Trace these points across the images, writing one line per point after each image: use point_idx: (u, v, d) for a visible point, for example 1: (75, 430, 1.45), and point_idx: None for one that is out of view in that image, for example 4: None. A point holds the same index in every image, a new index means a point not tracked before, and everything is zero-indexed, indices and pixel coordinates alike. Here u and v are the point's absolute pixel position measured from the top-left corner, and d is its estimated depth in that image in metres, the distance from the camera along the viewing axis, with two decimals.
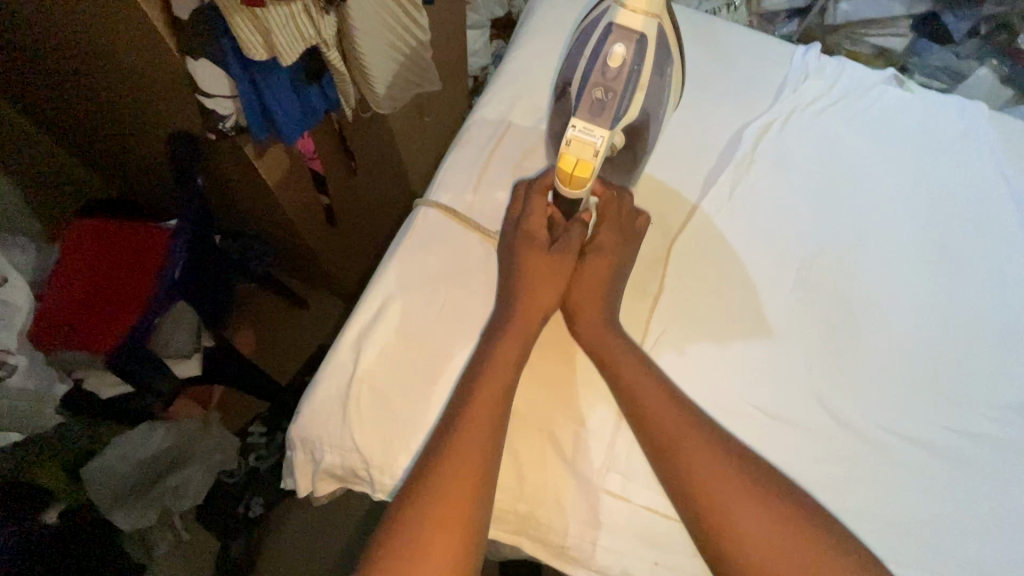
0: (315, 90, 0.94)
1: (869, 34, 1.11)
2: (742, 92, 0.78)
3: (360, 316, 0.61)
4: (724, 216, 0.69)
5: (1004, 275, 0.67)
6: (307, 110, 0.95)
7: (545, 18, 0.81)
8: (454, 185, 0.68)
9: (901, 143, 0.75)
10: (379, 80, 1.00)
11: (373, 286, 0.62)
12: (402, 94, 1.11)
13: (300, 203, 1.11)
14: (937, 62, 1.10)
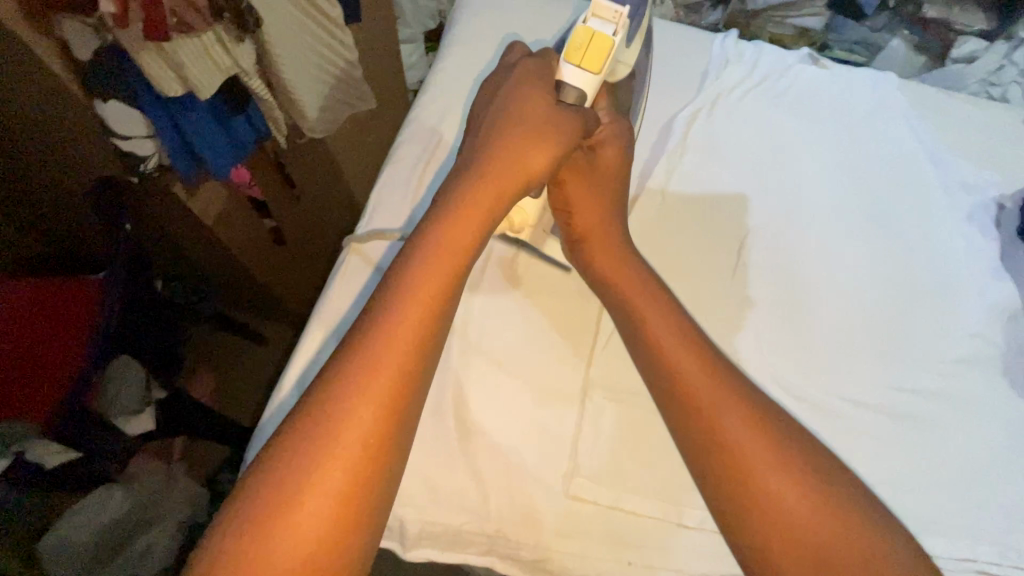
0: (242, 120, 0.90)
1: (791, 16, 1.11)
2: (670, 84, 0.79)
3: (304, 350, 0.59)
4: (666, 207, 0.70)
5: (930, 233, 0.70)
6: (236, 143, 0.91)
7: (468, 27, 0.81)
8: (390, 205, 0.67)
9: (822, 117, 0.78)
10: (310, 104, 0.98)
11: (315, 318, 0.61)
12: (336, 116, 1.10)
13: (241, 236, 1.09)
14: (853, 37, 1.14)
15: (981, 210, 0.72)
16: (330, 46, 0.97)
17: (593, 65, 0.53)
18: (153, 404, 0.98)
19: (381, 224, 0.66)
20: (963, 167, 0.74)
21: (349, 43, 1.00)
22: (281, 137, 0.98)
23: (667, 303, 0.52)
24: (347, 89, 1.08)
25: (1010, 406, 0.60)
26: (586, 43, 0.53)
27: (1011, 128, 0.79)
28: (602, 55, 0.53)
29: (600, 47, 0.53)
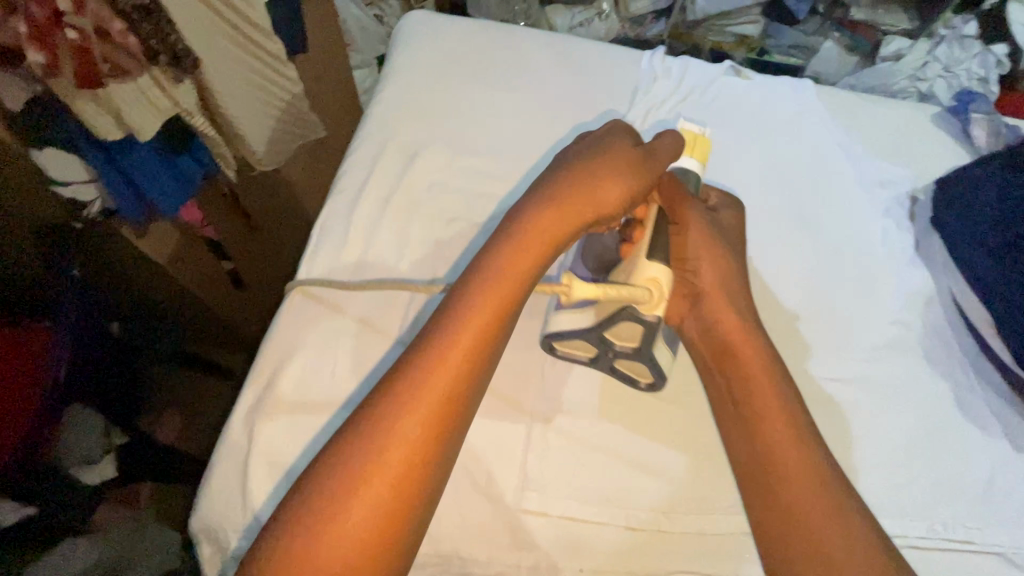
0: (187, 157, 0.89)
1: (729, 26, 1.30)
2: (602, 98, 0.82)
3: (249, 390, 0.59)
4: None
5: (850, 228, 0.75)
6: (182, 177, 0.89)
7: (405, 57, 0.83)
8: (334, 236, 0.68)
9: (748, 125, 0.82)
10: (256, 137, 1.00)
11: (259, 358, 0.60)
12: (287, 149, 1.11)
13: (198, 273, 1.08)
14: (789, 41, 1.32)
15: (895, 204, 0.77)
16: (273, 79, 0.98)
17: (700, 152, 0.66)
18: (113, 450, 0.96)
19: (326, 256, 0.67)
20: (877, 164, 0.80)
21: (294, 76, 1.02)
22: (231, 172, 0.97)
23: (730, 338, 0.56)
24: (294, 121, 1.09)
25: (930, 386, 0.65)
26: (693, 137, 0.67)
27: (920, 125, 0.85)
28: (705, 150, 0.67)
29: (703, 145, 0.67)
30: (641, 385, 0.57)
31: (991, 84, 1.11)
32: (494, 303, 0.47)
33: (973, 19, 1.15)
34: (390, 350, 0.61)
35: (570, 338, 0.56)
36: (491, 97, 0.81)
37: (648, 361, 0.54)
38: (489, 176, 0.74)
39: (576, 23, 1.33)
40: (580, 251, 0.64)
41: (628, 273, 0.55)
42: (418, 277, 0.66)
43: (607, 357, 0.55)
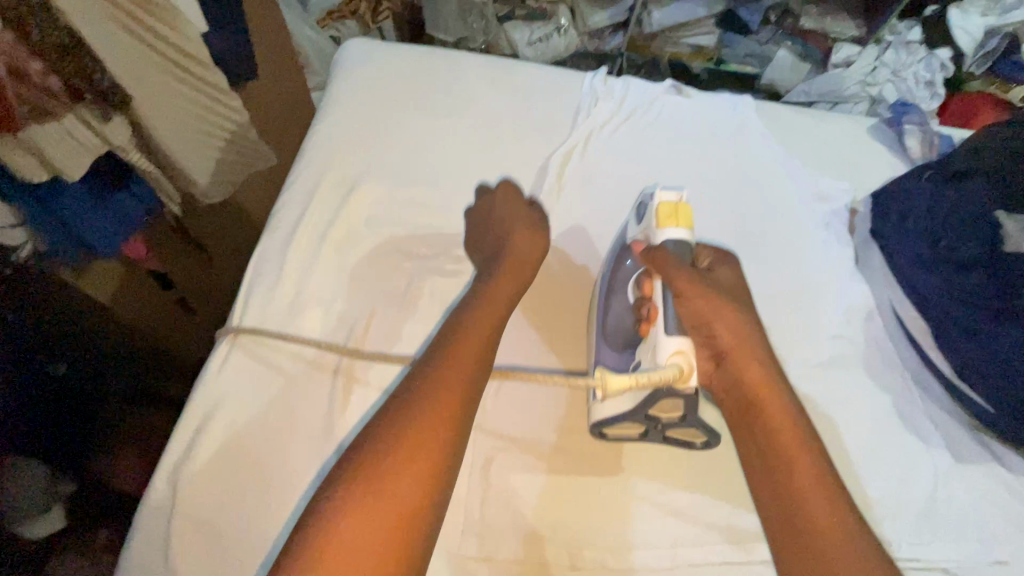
0: (125, 196, 0.84)
1: (684, 37, 1.32)
2: (545, 124, 0.82)
3: (174, 448, 0.56)
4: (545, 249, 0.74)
5: (793, 244, 0.76)
6: (121, 219, 0.84)
7: (343, 87, 0.82)
8: (267, 276, 0.66)
9: (690, 144, 0.83)
10: (199, 169, 0.95)
11: (184, 414, 0.57)
12: (235, 177, 1.04)
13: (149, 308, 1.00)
14: (744, 50, 1.33)
15: (835, 217, 0.78)
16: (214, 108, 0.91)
17: (684, 224, 0.61)
18: (62, 498, 0.88)
19: (258, 298, 0.64)
20: (817, 179, 0.80)
21: (235, 104, 0.94)
22: (173, 207, 0.92)
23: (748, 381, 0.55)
24: (241, 149, 1.02)
25: (876, 400, 0.65)
26: (670, 209, 0.61)
27: (858, 137, 0.86)
28: (688, 218, 0.61)
29: (686, 213, 0.61)
30: (695, 443, 0.59)
31: (937, 87, 1.17)
32: (466, 379, 0.46)
33: (917, 26, 1.23)
34: (323, 397, 0.60)
35: (619, 424, 0.58)
36: (432, 125, 0.80)
37: (697, 425, 0.56)
38: (429, 208, 0.73)
39: (534, 39, 1.30)
40: (603, 331, 0.65)
41: (654, 354, 0.55)
42: (354, 317, 0.64)
43: (657, 430, 0.58)
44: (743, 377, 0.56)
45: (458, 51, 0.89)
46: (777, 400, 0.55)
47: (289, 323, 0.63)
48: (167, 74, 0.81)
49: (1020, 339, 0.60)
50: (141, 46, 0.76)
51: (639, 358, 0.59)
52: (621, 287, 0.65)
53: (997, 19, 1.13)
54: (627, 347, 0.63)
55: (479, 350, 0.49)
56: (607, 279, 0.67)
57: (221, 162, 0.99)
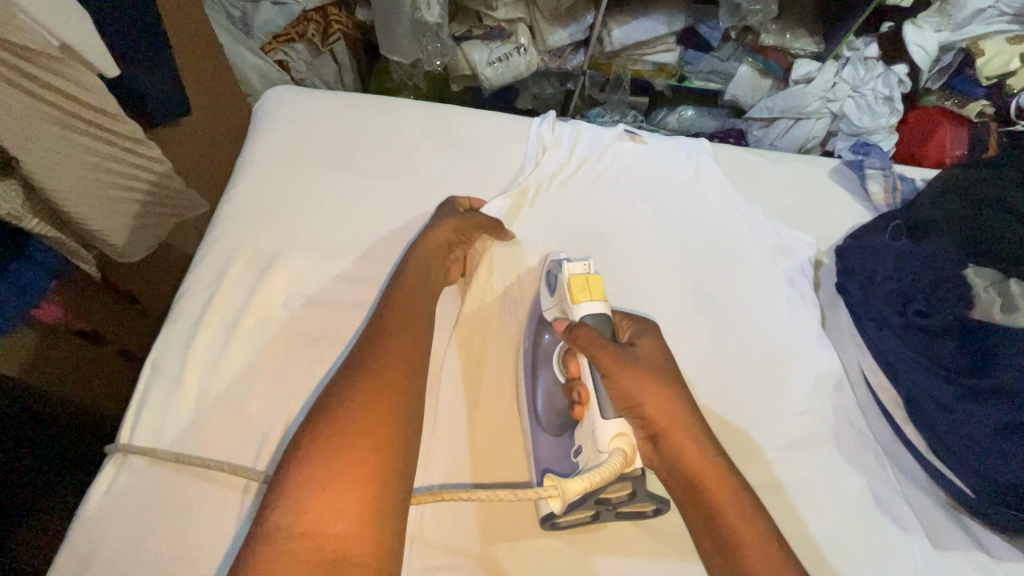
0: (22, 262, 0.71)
1: (645, 55, 1.24)
2: (487, 179, 0.76)
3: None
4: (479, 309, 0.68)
5: (755, 306, 0.71)
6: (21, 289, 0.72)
7: (263, 145, 0.74)
8: (167, 374, 0.57)
9: (645, 196, 0.78)
10: (115, 232, 0.80)
11: (54, 562, 0.48)
12: (158, 233, 0.90)
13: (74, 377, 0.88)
14: (706, 67, 1.27)
15: (800, 272, 0.73)
16: (131, 161, 0.78)
17: (598, 294, 0.57)
18: None
19: (155, 404, 0.56)
20: (778, 230, 0.76)
21: (157, 153, 0.82)
22: (90, 269, 0.81)
23: (695, 467, 0.51)
24: (169, 200, 0.88)
25: (847, 481, 0.60)
26: (581, 283, 0.57)
27: (819, 181, 0.82)
28: (601, 286, 0.58)
29: (597, 283, 0.58)
30: (646, 511, 0.55)
31: (896, 102, 1.14)
32: (347, 489, 0.41)
33: (874, 42, 1.17)
34: (226, 527, 0.51)
35: (571, 513, 0.53)
36: (362, 186, 0.73)
37: (648, 500, 0.52)
38: (359, 284, 0.66)
39: (495, 58, 1.18)
40: (536, 416, 0.60)
41: (594, 441, 0.51)
42: (268, 421, 0.56)
43: (609, 510, 0.53)
44: (688, 467, 0.51)
45: (393, 99, 0.82)
46: (738, 493, 0.51)
47: (191, 432, 0.55)
48: (70, 130, 0.68)
49: (995, 420, 0.55)
50: (33, 100, 0.63)
51: (580, 442, 0.55)
52: (547, 362, 0.62)
53: (951, 35, 1.08)
54: (565, 429, 0.58)
55: (378, 437, 0.45)
56: (529, 355, 0.64)
57: (145, 218, 0.85)
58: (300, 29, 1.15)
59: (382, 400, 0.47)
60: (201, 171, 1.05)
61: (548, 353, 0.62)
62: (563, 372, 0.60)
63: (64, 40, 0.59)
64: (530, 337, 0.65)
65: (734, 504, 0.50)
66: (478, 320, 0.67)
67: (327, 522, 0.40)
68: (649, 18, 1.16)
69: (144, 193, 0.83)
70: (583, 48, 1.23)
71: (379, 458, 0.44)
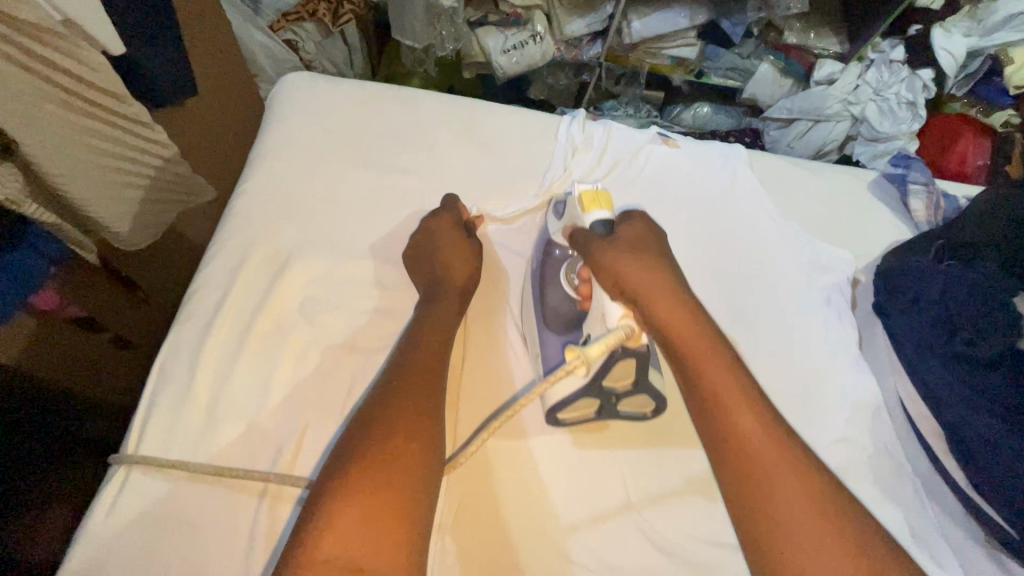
0: (19, 250, 0.67)
1: (665, 48, 1.17)
2: (510, 181, 0.72)
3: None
4: (498, 321, 0.65)
5: (789, 326, 0.68)
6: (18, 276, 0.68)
7: (279, 136, 0.70)
8: (176, 381, 0.54)
9: (677, 204, 0.74)
10: (117, 219, 0.76)
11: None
12: (163, 220, 0.85)
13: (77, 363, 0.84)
14: (727, 63, 1.22)
15: (836, 290, 0.70)
16: (134, 144, 0.73)
17: (606, 206, 0.56)
18: None
19: (162, 413, 0.53)
20: (815, 246, 0.73)
21: (164, 137, 0.77)
22: (90, 255, 0.77)
23: (738, 445, 0.47)
24: (174, 187, 0.84)
25: (885, 514, 0.58)
26: (591, 194, 0.56)
27: (859, 196, 0.78)
28: (609, 198, 0.57)
29: (607, 196, 0.56)
30: (646, 412, 0.59)
31: (919, 109, 1.10)
32: (379, 521, 0.42)
33: (900, 45, 1.10)
34: (237, 549, 0.48)
35: (574, 404, 0.56)
36: (382, 184, 0.69)
37: (649, 392, 0.55)
38: (377, 288, 0.62)
39: (509, 46, 1.12)
40: (542, 323, 0.61)
41: (603, 322, 0.52)
42: (282, 435, 0.53)
43: (610, 404, 0.57)
44: (727, 432, 0.48)
45: (415, 90, 0.78)
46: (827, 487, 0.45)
47: (202, 446, 0.52)
48: (72, 110, 0.63)
49: None
50: (31, 76, 0.58)
51: (588, 331, 0.55)
52: (555, 279, 0.61)
53: (980, 40, 1.02)
54: (574, 329, 0.59)
55: (409, 470, 0.45)
56: (537, 272, 0.63)
57: (149, 206, 0.81)
58: (309, 7, 1.08)
59: (404, 433, 0.47)
60: (206, 156, 1.00)
61: (557, 268, 0.62)
62: (571, 289, 0.59)
63: (67, 15, 0.55)
64: (520, 346, 0.64)
65: (792, 487, 0.45)
66: (487, 332, 0.64)
67: (369, 562, 0.40)
68: (671, 10, 1.10)
69: (149, 179, 0.78)
70: (601, 39, 1.17)
71: (406, 492, 0.44)
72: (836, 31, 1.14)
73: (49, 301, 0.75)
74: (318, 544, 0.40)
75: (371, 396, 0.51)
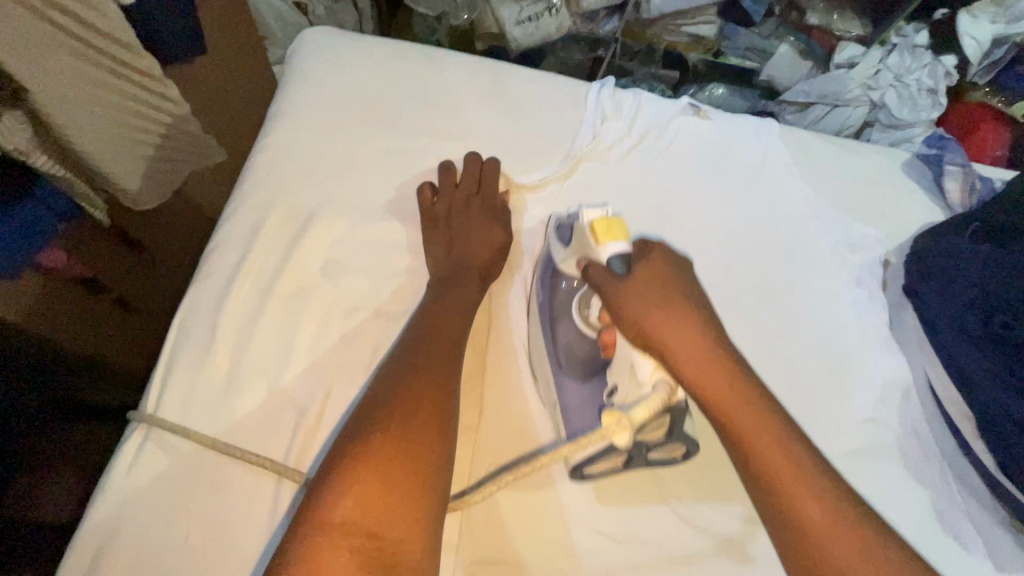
0: (30, 206, 0.70)
1: (684, 25, 1.11)
2: (536, 148, 0.70)
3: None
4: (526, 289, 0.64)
5: (818, 304, 0.67)
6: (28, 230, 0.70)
7: (299, 92, 0.68)
8: (198, 338, 0.53)
9: (708, 177, 0.72)
10: (127, 176, 0.73)
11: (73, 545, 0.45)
12: (174, 179, 0.82)
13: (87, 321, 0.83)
14: (744, 43, 1.11)
15: (866, 271, 0.69)
16: (148, 100, 0.70)
17: (623, 236, 0.53)
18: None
19: (184, 369, 0.51)
20: (847, 225, 0.71)
21: (178, 95, 0.73)
22: (99, 211, 0.76)
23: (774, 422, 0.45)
24: (186, 148, 0.80)
25: (908, 495, 0.58)
26: (605, 224, 0.53)
27: (894, 175, 0.76)
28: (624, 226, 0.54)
29: (621, 224, 0.53)
30: (676, 457, 0.54)
31: (940, 96, 0.99)
32: (404, 486, 0.41)
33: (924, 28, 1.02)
34: (261, 510, 0.47)
35: (600, 461, 0.52)
36: (406, 146, 0.67)
37: (682, 440, 0.51)
38: (401, 253, 0.61)
39: (524, 17, 1.08)
40: (558, 365, 0.57)
41: (633, 375, 0.50)
42: (306, 397, 0.52)
43: (640, 456, 0.52)
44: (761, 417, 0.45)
45: (440, 50, 0.75)
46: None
47: (222, 406, 0.50)
48: (82, 61, 0.60)
49: None
50: (40, 20, 0.55)
51: (614, 382, 0.53)
52: (566, 313, 0.58)
53: (1006, 27, 0.94)
54: (593, 376, 0.56)
55: (426, 437, 0.44)
56: (545, 306, 0.60)
57: (159, 165, 0.77)
58: None
59: (429, 397, 0.46)
60: (216, 118, 0.97)
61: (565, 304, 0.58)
62: (585, 324, 0.56)
63: None
64: (527, 328, 0.61)
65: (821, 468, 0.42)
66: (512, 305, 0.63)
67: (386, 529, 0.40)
68: None
69: (161, 137, 0.75)
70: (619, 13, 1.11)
71: (422, 459, 0.43)
72: (858, 11, 1.06)
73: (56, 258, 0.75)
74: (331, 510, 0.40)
75: (397, 363, 0.50)
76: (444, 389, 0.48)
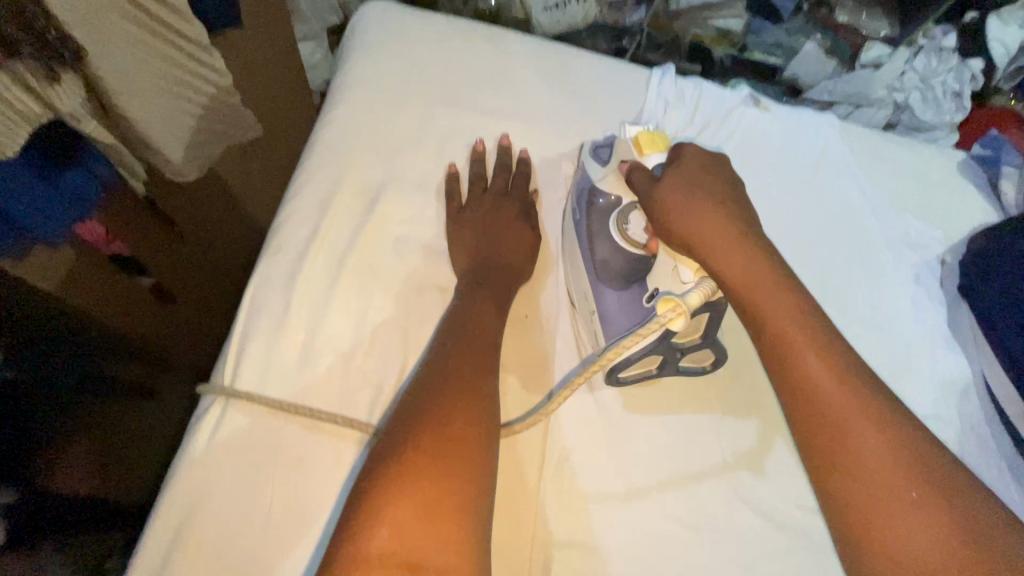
0: (78, 173, 0.60)
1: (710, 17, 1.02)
2: (601, 133, 0.69)
3: (145, 558, 0.44)
4: None
5: (878, 299, 0.67)
6: (75, 199, 0.61)
7: (363, 68, 0.66)
8: (270, 311, 0.52)
9: (769, 169, 0.72)
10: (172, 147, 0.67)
11: (153, 524, 0.44)
12: (213, 153, 0.77)
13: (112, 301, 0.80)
14: (771, 39, 1.04)
15: (924, 269, 0.69)
16: (194, 68, 0.64)
17: (665, 148, 0.58)
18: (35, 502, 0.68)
19: (259, 344, 0.51)
20: (906, 222, 0.71)
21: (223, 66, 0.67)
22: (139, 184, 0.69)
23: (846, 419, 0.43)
24: (227, 121, 0.74)
25: None
26: (648, 137, 0.58)
27: (948, 175, 0.76)
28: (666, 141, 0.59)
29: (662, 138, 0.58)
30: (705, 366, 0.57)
31: (967, 100, 0.96)
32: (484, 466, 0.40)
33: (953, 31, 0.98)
34: (340, 485, 0.47)
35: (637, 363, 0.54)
36: (474, 126, 0.66)
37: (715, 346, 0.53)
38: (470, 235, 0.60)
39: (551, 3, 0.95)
40: (596, 279, 0.56)
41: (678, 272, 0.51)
42: (380, 374, 0.51)
43: (674, 360, 0.54)
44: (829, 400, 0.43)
45: (503, 31, 0.74)
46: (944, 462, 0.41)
47: (298, 381, 0.50)
48: (122, 19, 0.54)
49: None
50: None
51: (655, 286, 0.53)
52: (603, 230, 0.57)
53: None
54: (632, 284, 0.55)
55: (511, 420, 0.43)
56: (580, 223, 0.60)
57: (201, 137, 0.72)
58: None
59: (471, 407, 0.44)
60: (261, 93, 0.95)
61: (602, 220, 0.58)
62: (624, 239, 0.56)
63: None
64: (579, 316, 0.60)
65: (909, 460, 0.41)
66: None
67: (424, 553, 0.38)
68: None
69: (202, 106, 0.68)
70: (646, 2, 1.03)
71: (458, 480, 0.41)
72: (888, 11, 1.01)
73: (92, 232, 0.69)
74: (370, 532, 0.38)
75: (474, 342, 0.49)
76: (489, 399, 0.46)
